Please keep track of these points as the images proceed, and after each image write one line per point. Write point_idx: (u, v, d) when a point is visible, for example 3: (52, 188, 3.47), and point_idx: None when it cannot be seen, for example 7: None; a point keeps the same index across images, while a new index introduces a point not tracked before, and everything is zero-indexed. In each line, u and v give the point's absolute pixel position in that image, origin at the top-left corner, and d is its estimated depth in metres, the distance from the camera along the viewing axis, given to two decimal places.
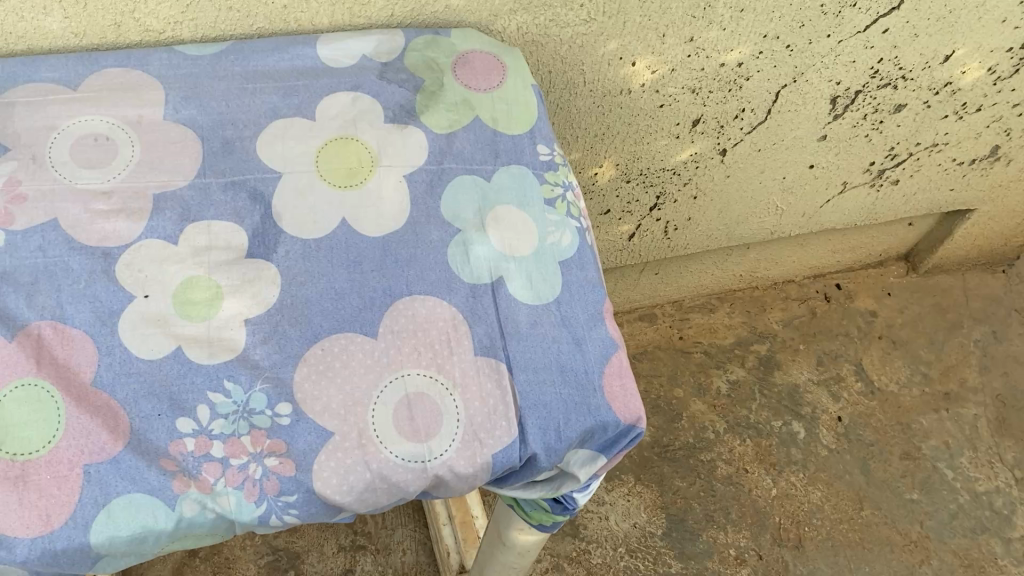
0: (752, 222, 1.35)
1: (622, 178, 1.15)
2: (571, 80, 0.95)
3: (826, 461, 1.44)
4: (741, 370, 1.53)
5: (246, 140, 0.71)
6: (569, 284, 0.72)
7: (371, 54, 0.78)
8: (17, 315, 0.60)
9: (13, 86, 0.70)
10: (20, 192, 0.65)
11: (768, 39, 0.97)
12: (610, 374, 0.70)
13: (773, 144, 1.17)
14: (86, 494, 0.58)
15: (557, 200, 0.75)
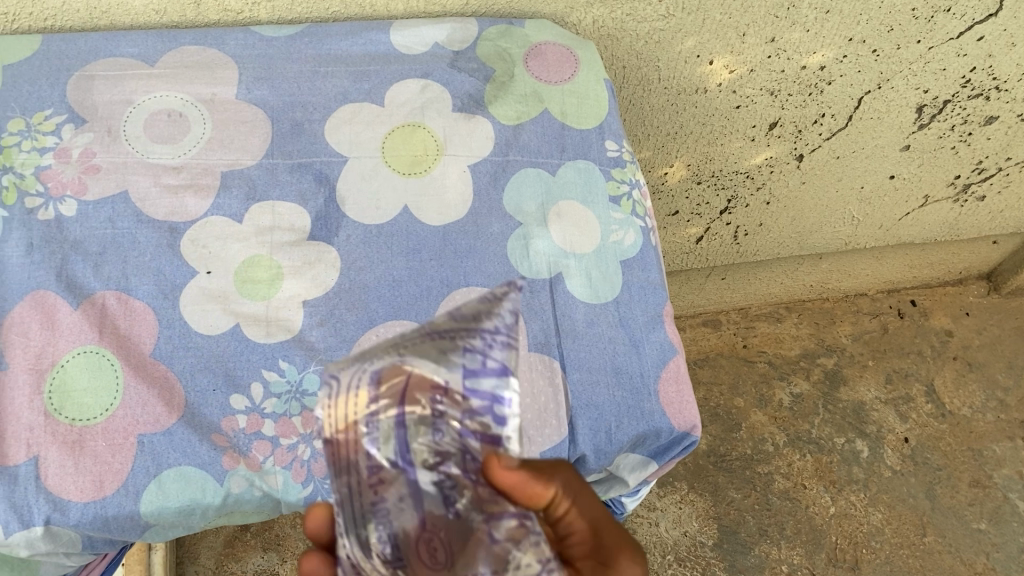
0: (826, 231, 1.31)
1: (693, 178, 1.13)
2: (645, 76, 0.93)
3: (889, 482, 1.36)
4: (807, 383, 1.44)
5: (315, 122, 0.71)
6: (630, 285, 0.70)
7: (443, 42, 0.77)
8: (84, 283, 0.62)
9: (93, 60, 0.71)
10: (93, 164, 0.66)
11: (854, 43, 0.94)
12: (666, 379, 0.68)
13: (852, 152, 1.13)
14: (139, 463, 0.59)
15: (623, 198, 0.74)
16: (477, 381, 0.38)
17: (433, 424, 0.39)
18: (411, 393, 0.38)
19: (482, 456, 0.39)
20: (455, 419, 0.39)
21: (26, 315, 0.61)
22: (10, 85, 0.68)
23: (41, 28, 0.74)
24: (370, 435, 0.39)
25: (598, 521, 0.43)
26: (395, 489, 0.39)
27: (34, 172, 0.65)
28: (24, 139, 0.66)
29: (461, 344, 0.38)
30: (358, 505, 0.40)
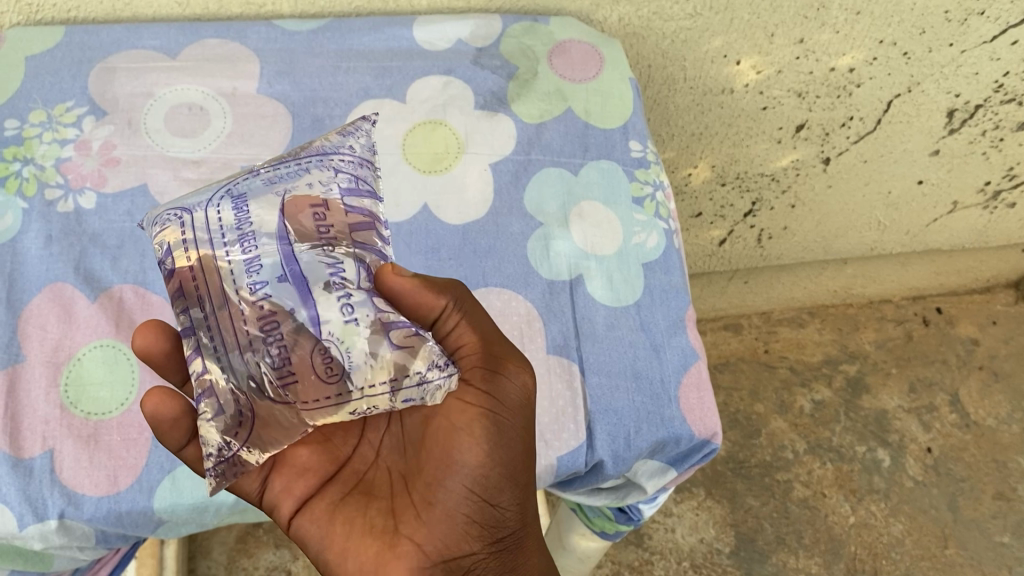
0: (851, 236, 1.29)
1: (717, 180, 1.11)
2: (671, 75, 0.92)
3: (911, 493, 1.34)
4: (828, 390, 1.42)
5: (336, 118, 0.71)
6: (652, 289, 0.69)
7: (467, 39, 0.77)
8: (101, 277, 0.62)
9: (115, 52, 0.70)
10: (113, 156, 0.66)
11: (884, 45, 0.92)
12: (687, 386, 0.67)
13: (880, 156, 1.11)
14: (154, 458, 0.59)
15: (647, 199, 0.72)
16: (350, 210, 0.50)
17: (320, 242, 0.48)
18: (296, 218, 0.48)
19: (363, 272, 0.49)
20: (340, 238, 0.49)
21: (44, 307, 0.60)
22: (32, 77, 0.68)
23: (64, 19, 0.73)
24: (260, 257, 0.47)
25: (484, 333, 0.51)
26: (283, 303, 0.46)
27: (55, 163, 0.65)
28: (45, 130, 0.66)
29: (324, 182, 0.50)
30: (242, 324, 0.46)
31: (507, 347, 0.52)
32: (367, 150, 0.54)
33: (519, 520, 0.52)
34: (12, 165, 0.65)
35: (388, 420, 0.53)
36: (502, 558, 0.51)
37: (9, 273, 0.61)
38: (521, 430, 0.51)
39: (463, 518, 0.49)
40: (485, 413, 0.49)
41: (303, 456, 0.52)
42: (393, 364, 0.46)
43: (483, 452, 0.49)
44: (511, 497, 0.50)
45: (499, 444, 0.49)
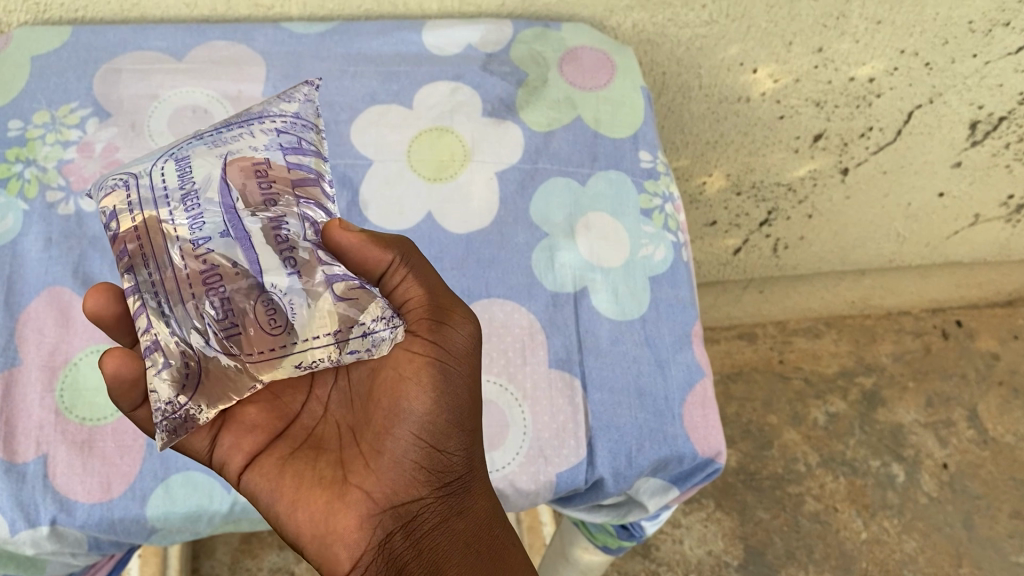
0: (870, 248, 1.26)
1: (733, 189, 1.09)
2: (686, 83, 0.90)
3: (925, 510, 1.31)
4: (843, 403, 1.40)
5: (342, 123, 0.70)
6: (659, 303, 0.68)
7: (476, 44, 0.75)
8: (100, 281, 0.62)
9: (121, 53, 0.70)
10: (116, 159, 0.66)
11: (906, 55, 0.90)
12: (692, 403, 0.65)
13: (900, 167, 1.08)
14: (147, 466, 0.58)
15: (655, 211, 0.71)
16: (293, 167, 0.49)
17: (265, 199, 0.47)
18: (239, 177, 0.47)
19: (309, 227, 0.49)
20: (283, 195, 0.48)
21: (41, 311, 0.60)
22: (37, 77, 0.68)
23: (72, 19, 0.73)
24: (206, 218, 0.46)
25: (433, 286, 0.51)
26: (229, 261, 0.46)
27: (57, 165, 0.65)
28: (49, 132, 0.66)
29: (265, 142, 0.49)
30: (187, 284, 0.46)
31: (455, 300, 0.51)
32: (310, 112, 0.53)
33: (468, 469, 0.51)
34: (14, 166, 0.64)
35: (337, 373, 0.52)
36: (451, 507, 0.50)
37: (8, 276, 0.61)
38: (469, 381, 0.50)
39: (410, 467, 0.49)
40: (430, 363, 0.48)
41: (251, 414, 0.51)
42: (338, 317, 0.46)
43: (428, 402, 0.48)
44: (457, 445, 0.50)
45: (444, 392, 0.49)
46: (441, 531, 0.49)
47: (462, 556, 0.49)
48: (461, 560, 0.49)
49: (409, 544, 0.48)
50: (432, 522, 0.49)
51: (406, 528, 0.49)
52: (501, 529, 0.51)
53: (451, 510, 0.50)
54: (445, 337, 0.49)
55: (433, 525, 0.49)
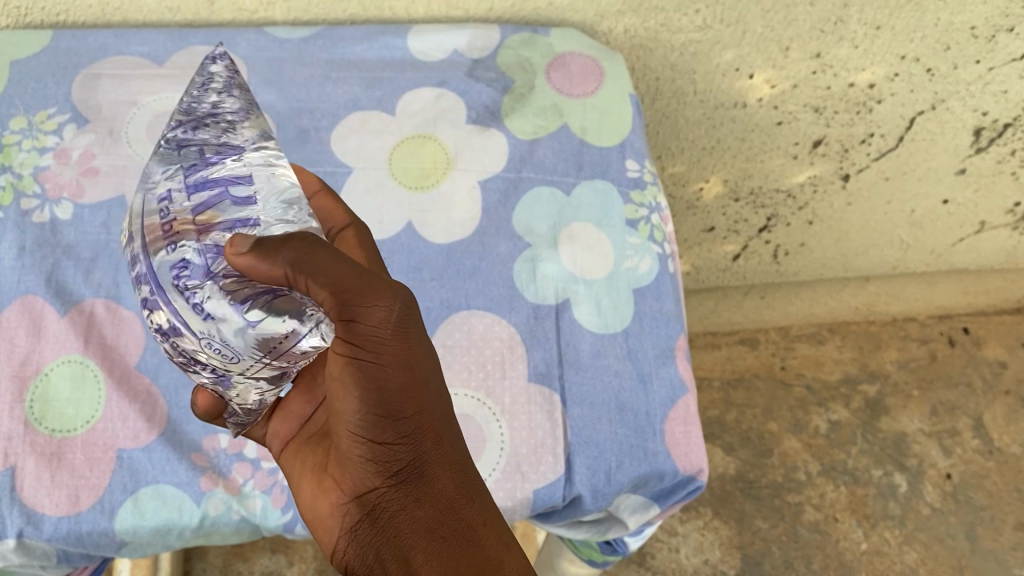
0: (873, 254, 1.24)
1: (730, 196, 1.07)
2: (680, 88, 0.89)
3: (927, 521, 1.28)
4: (846, 411, 1.36)
5: (322, 130, 0.69)
6: (642, 316, 0.66)
7: (462, 49, 0.74)
8: (73, 290, 0.61)
9: (101, 58, 0.69)
10: (93, 166, 0.65)
11: (907, 61, 0.88)
12: (674, 419, 0.64)
13: (902, 174, 1.06)
14: (117, 479, 0.57)
15: (641, 222, 0.70)
16: (193, 193, 0.42)
17: (167, 243, 0.42)
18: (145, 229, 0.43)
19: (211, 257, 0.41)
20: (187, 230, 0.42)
21: (13, 320, 0.59)
22: (16, 82, 0.67)
23: (54, 23, 0.73)
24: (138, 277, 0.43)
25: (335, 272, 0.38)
26: (163, 319, 0.43)
27: (32, 172, 0.64)
28: (25, 138, 0.65)
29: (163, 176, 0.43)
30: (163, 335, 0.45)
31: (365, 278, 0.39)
32: (216, 86, 0.47)
33: (424, 452, 0.43)
34: None
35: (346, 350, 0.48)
36: (411, 494, 0.43)
37: None
38: (404, 359, 0.41)
39: (358, 462, 0.43)
40: (347, 355, 0.41)
41: (292, 400, 0.52)
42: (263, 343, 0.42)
43: (359, 398, 0.41)
44: (399, 432, 0.42)
45: (372, 382, 0.41)
46: (405, 521, 0.43)
47: (427, 546, 0.43)
48: (425, 553, 0.43)
49: (375, 535, 0.44)
50: (393, 514, 0.44)
51: (371, 520, 0.44)
52: (480, 507, 0.44)
53: (415, 497, 0.43)
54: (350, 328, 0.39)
55: (395, 516, 0.43)
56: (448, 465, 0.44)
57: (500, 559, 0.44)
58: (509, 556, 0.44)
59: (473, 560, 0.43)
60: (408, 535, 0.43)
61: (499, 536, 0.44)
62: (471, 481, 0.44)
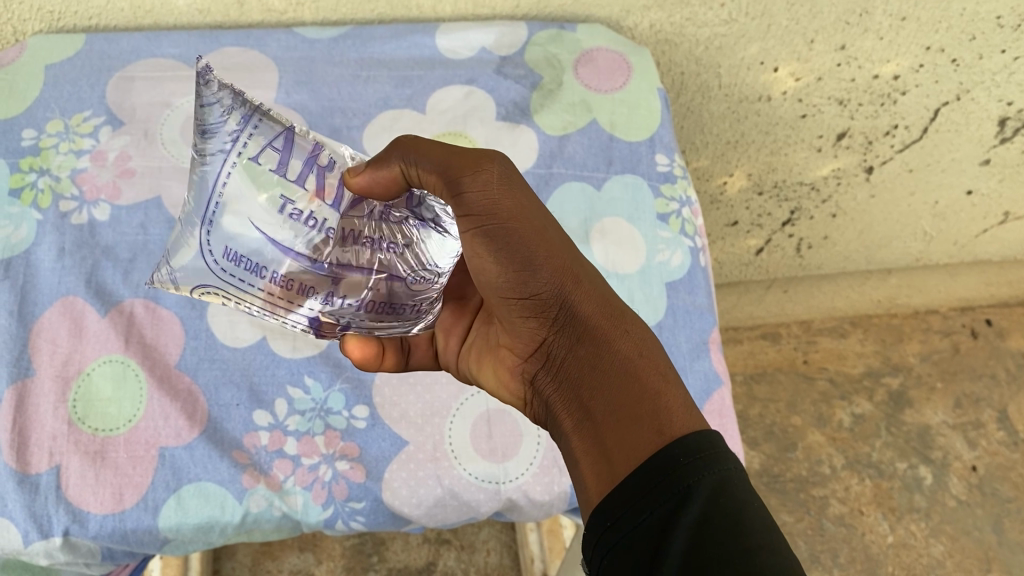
0: (896, 247, 1.24)
1: (754, 189, 1.07)
2: (705, 83, 0.89)
3: (953, 513, 1.25)
4: (869, 404, 1.34)
5: (354, 129, 0.69)
6: (675, 309, 0.67)
7: (491, 46, 0.74)
8: (113, 290, 0.62)
9: (133, 60, 0.70)
10: (129, 167, 0.66)
11: (931, 52, 0.88)
12: (709, 412, 0.64)
13: (927, 165, 1.05)
14: (159, 477, 0.58)
15: (672, 216, 0.70)
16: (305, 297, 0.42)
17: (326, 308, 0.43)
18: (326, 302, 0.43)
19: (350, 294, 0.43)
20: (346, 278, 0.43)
21: (55, 321, 0.60)
22: (51, 85, 0.68)
23: (86, 27, 0.73)
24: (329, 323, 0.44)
25: (440, 156, 0.44)
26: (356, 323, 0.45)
27: (70, 174, 0.65)
28: (62, 140, 0.66)
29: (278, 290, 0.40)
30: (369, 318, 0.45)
31: (462, 154, 0.44)
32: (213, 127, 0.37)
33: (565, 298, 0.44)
34: (28, 176, 0.64)
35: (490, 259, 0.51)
36: (571, 336, 0.44)
37: (21, 285, 0.61)
38: (515, 214, 0.44)
39: (519, 323, 0.45)
40: (471, 232, 0.44)
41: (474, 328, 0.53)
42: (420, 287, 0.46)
43: (497, 259, 0.43)
44: (542, 282, 0.44)
45: (503, 245, 0.43)
46: (574, 361, 0.44)
47: (602, 381, 0.42)
48: (600, 390, 0.42)
49: (553, 383, 0.45)
50: (560, 363, 0.44)
51: (548, 369, 0.45)
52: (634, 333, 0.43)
53: (577, 335, 0.44)
54: (461, 205, 0.43)
55: (568, 363, 0.44)
56: (593, 301, 0.44)
57: (656, 389, 0.41)
58: (669, 388, 0.41)
59: (631, 387, 0.41)
60: (578, 376, 0.43)
61: (657, 366, 0.42)
62: (614, 316, 0.44)
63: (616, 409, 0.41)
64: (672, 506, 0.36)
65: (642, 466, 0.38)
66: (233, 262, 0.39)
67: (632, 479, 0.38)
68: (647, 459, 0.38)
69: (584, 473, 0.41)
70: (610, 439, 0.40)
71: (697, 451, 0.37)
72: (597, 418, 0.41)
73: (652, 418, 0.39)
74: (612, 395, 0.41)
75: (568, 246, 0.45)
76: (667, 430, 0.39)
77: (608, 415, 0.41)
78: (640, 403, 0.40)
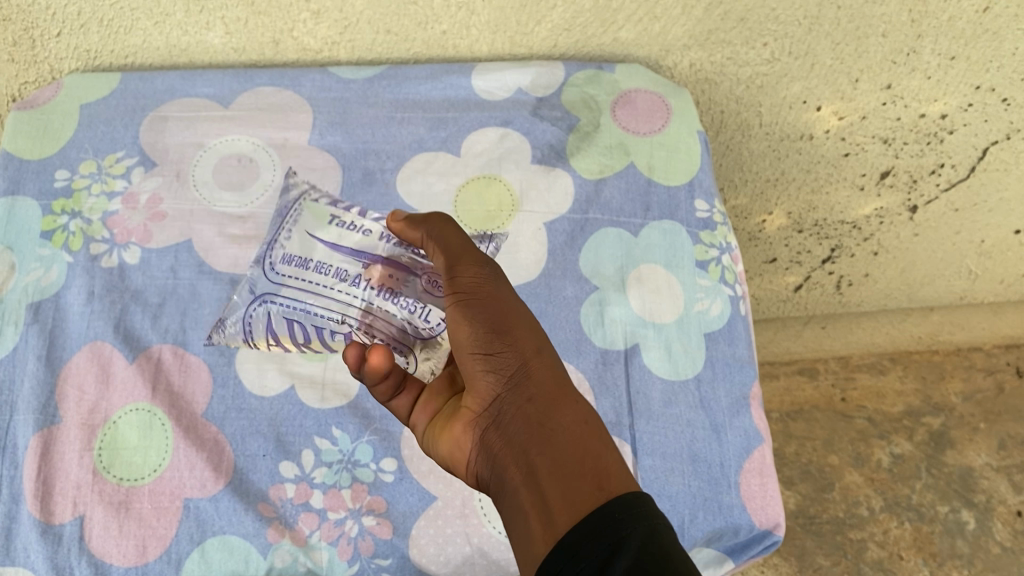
0: (939, 284, 1.19)
1: (794, 227, 1.04)
2: (745, 121, 0.87)
3: (998, 561, 1.13)
4: (909, 443, 1.22)
5: (387, 172, 0.69)
6: (714, 361, 0.64)
7: (527, 87, 0.73)
8: (141, 336, 0.61)
9: (167, 100, 0.69)
10: (160, 210, 0.65)
11: (981, 91, 0.84)
12: (749, 471, 0.61)
13: (973, 205, 1.01)
14: (183, 529, 0.56)
15: (711, 263, 0.68)
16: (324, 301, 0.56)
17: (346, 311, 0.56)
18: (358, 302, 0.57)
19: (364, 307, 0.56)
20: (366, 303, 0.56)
21: (82, 367, 0.60)
22: (85, 125, 0.68)
23: (122, 66, 0.73)
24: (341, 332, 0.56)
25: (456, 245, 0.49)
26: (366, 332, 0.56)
27: (102, 217, 0.65)
28: (95, 182, 0.66)
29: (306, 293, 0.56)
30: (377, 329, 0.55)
31: (472, 251, 0.49)
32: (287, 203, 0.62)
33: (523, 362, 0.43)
34: (60, 218, 0.64)
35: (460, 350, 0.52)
36: (524, 393, 0.43)
37: (51, 330, 0.61)
38: (496, 292, 0.46)
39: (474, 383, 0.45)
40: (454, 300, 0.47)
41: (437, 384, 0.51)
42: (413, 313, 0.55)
43: (475, 321, 0.45)
44: (503, 346, 0.44)
45: (479, 310, 0.45)
46: (521, 418, 0.42)
47: (540, 438, 0.41)
48: (537, 444, 0.41)
49: (496, 442, 0.43)
50: (504, 415, 0.43)
51: (494, 424, 0.43)
52: (584, 405, 0.42)
53: (525, 395, 0.43)
54: (453, 281, 0.47)
55: (510, 423, 0.42)
56: (549, 370, 0.44)
57: (596, 451, 0.39)
58: (612, 456, 0.39)
59: (576, 447, 0.40)
60: (524, 430, 0.42)
61: (602, 438, 0.41)
62: (567, 387, 0.43)
63: (560, 463, 0.39)
64: (608, 556, 0.34)
65: (581, 521, 0.36)
66: (286, 262, 0.57)
67: (570, 536, 0.35)
68: (587, 514, 0.36)
69: (528, 526, 0.38)
70: (552, 490, 0.38)
71: (633, 506, 0.35)
72: (538, 471, 0.40)
73: (591, 476, 0.38)
74: (552, 451, 0.40)
75: (538, 325, 0.46)
76: (609, 488, 0.37)
77: (552, 466, 0.39)
78: (580, 461, 0.39)
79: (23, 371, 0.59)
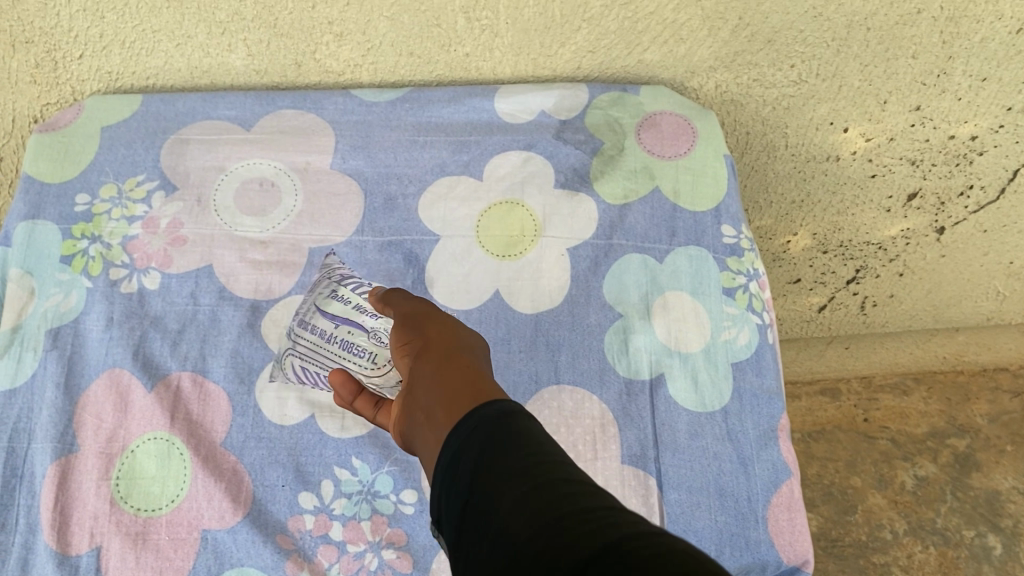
0: (966, 305, 1.13)
1: (819, 248, 1.03)
2: (770, 142, 0.86)
3: None
4: (934, 465, 1.15)
5: (410, 197, 0.68)
6: (741, 392, 0.63)
7: (550, 110, 0.71)
8: (160, 363, 0.61)
9: (188, 123, 0.69)
10: (180, 235, 0.65)
11: (1013, 113, 0.82)
12: (777, 506, 0.60)
13: (1003, 227, 0.98)
14: (201, 561, 0.56)
15: (738, 290, 0.66)
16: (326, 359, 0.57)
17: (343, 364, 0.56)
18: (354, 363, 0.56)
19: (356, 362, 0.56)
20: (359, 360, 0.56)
21: (101, 394, 0.59)
22: (105, 148, 0.67)
23: (143, 87, 0.73)
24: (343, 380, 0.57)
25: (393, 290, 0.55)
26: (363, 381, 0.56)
27: (121, 242, 0.64)
28: (115, 206, 0.65)
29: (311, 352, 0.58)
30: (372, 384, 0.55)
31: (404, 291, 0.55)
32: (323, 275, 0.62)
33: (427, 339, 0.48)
34: (80, 243, 0.64)
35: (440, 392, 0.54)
36: (424, 358, 0.46)
37: (69, 357, 0.60)
38: (416, 304, 0.52)
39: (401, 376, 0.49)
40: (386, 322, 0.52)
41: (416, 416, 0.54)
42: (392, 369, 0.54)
43: (397, 328, 0.50)
44: (414, 333, 0.49)
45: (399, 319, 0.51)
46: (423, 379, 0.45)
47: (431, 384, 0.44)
48: (428, 388, 0.44)
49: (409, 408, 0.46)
50: (419, 390, 0.44)
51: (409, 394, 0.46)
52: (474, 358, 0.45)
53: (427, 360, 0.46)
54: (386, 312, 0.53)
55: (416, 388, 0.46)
56: (448, 338, 0.47)
57: (474, 380, 0.42)
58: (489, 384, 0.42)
59: (457, 381, 0.42)
60: (432, 392, 0.43)
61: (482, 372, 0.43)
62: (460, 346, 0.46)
63: (448, 403, 0.41)
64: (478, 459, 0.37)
65: (459, 434, 0.39)
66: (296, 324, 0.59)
67: (451, 448, 0.38)
68: (459, 424, 0.39)
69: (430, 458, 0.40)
70: (440, 419, 0.41)
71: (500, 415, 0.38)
72: (431, 411, 0.42)
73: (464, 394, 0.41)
74: (438, 390, 0.43)
75: (449, 317, 0.50)
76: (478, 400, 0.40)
77: (438, 402, 0.42)
78: (458, 389, 0.42)
79: (41, 398, 0.59)
